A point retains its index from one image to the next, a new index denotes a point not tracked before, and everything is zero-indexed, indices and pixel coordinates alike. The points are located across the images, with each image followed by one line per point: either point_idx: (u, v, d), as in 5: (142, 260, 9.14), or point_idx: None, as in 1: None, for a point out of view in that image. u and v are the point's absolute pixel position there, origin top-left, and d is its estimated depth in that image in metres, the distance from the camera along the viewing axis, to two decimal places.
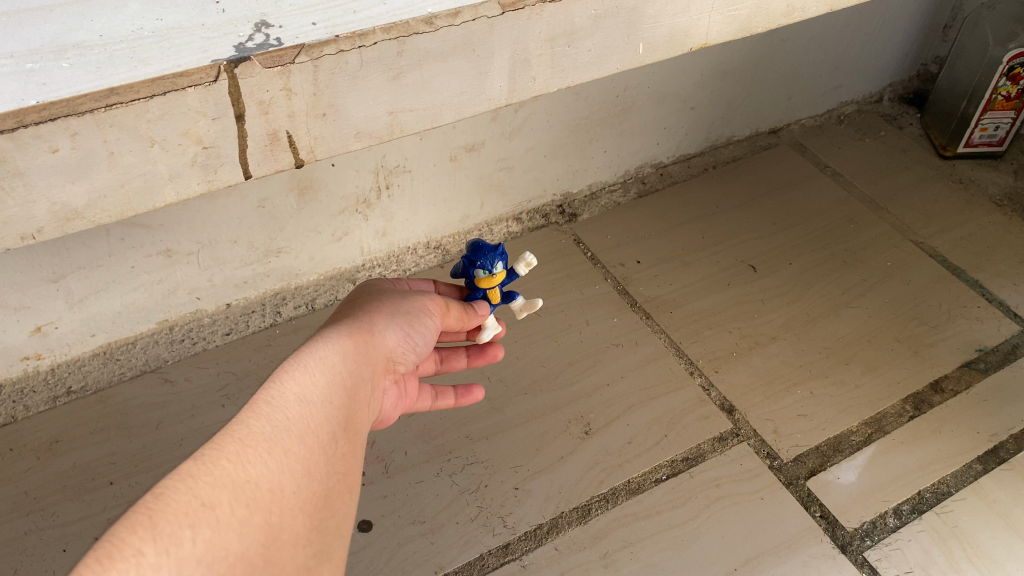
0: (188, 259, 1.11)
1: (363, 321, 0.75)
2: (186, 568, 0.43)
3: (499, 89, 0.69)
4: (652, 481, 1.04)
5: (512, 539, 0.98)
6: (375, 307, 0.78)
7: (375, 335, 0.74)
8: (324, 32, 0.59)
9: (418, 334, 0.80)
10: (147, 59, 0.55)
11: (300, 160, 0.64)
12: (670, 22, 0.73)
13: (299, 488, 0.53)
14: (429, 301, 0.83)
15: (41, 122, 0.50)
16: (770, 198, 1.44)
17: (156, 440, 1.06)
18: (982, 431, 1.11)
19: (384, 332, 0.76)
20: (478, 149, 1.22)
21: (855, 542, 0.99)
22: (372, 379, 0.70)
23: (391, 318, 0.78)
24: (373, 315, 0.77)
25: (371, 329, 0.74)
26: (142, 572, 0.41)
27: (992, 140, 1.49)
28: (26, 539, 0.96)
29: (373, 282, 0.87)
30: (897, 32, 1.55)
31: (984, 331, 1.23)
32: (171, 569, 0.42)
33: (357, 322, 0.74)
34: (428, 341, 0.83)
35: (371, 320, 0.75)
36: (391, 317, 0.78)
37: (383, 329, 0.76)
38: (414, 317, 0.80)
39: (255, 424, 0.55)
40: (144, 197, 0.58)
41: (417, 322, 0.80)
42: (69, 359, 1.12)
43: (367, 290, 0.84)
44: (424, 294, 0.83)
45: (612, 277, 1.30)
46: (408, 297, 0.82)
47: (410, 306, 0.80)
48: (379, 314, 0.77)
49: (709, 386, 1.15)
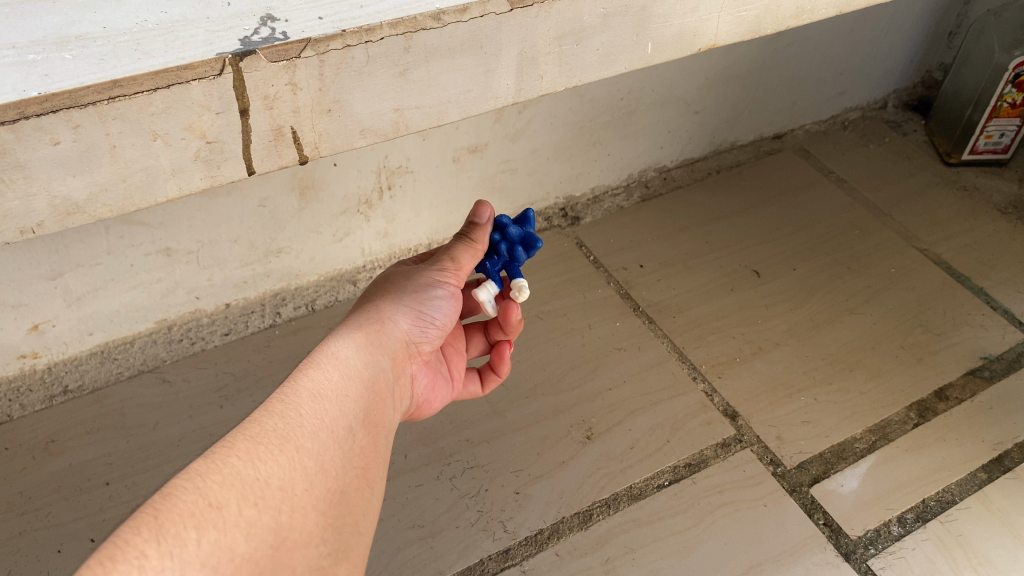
0: (188, 258, 1.09)
1: (372, 310, 0.74)
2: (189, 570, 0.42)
3: (507, 87, 0.69)
4: (654, 486, 1.03)
5: (513, 544, 0.97)
6: (385, 292, 0.77)
7: (386, 325, 0.73)
8: (330, 27, 0.58)
9: (436, 309, 0.77)
10: (150, 51, 0.54)
11: (304, 156, 0.63)
12: (679, 22, 0.73)
13: (312, 486, 0.53)
14: (442, 269, 0.78)
15: (41, 114, 0.49)
16: (772, 204, 1.44)
17: (153, 440, 1.05)
18: (986, 440, 1.10)
19: (393, 319, 0.74)
20: (480, 151, 1.21)
21: (858, 551, 0.98)
22: (389, 365, 0.70)
23: (402, 299, 0.75)
24: (381, 299, 0.76)
25: (380, 319, 0.73)
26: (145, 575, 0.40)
27: (996, 147, 1.48)
28: (21, 540, 0.95)
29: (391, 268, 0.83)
30: (901, 39, 1.55)
31: (988, 339, 1.22)
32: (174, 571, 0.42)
33: (366, 313, 0.73)
34: (451, 317, 0.80)
35: (379, 308, 0.74)
36: (402, 298, 0.75)
37: (395, 313, 0.74)
38: (426, 291, 0.77)
39: (268, 422, 0.55)
40: (145, 192, 0.57)
41: (430, 299, 0.77)
42: (66, 358, 1.11)
43: (383, 275, 0.81)
44: (433, 262, 0.79)
45: (614, 282, 1.29)
46: (419, 274, 0.78)
47: (420, 282, 0.77)
48: (388, 299, 0.75)
49: (712, 392, 1.14)
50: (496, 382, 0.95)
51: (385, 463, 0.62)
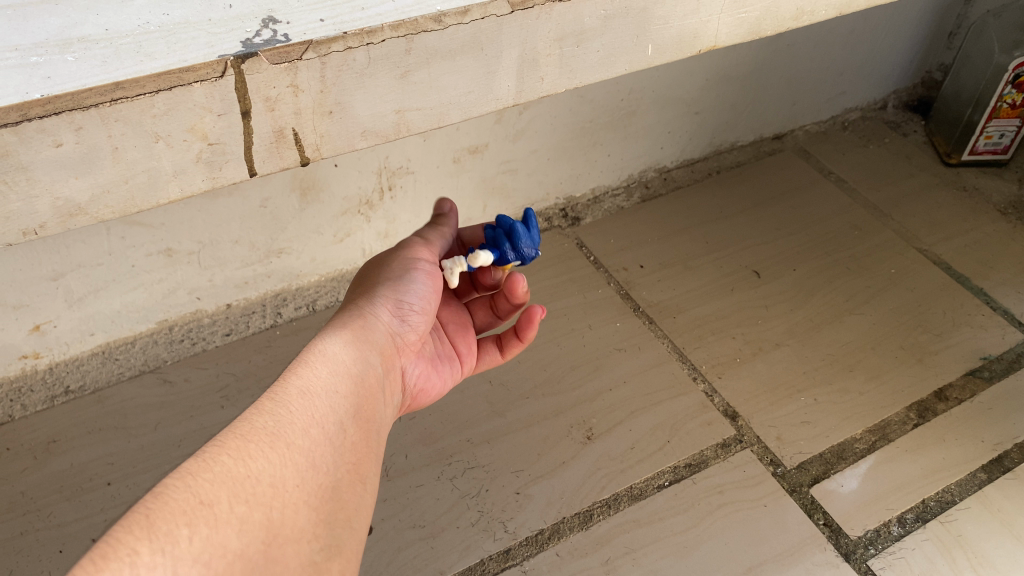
0: (188, 259, 1.10)
1: (358, 306, 0.74)
2: (181, 567, 0.43)
3: (507, 89, 0.69)
4: (654, 487, 1.03)
5: (513, 544, 0.97)
6: (369, 287, 0.77)
7: (372, 319, 0.73)
8: (332, 29, 0.58)
9: (414, 293, 0.77)
10: (152, 53, 0.54)
11: (305, 158, 0.63)
12: (680, 24, 0.73)
13: (303, 482, 0.53)
14: (409, 250, 0.81)
15: (44, 115, 0.50)
16: (773, 204, 1.44)
17: (154, 441, 1.05)
18: (986, 440, 1.10)
19: (379, 312, 0.74)
20: (481, 151, 1.21)
21: (858, 551, 0.98)
22: (373, 356, 0.69)
23: (378, 291, 0.76)
24: (366, 295, 0.76)
25: (366, 313, 0.73)
26: (136, 572, 0.41)
27: (996, 148, 1.48)
28: (23, 540, 0.95)
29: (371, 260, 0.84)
30: (901, 40, 1.55)
31: (988, 339, 1.22)
32: (166, 567, 0.42)
33: (346, 311, 0.74)
34: (433, 300, 0.79)
35: (364, 303, 0.74)
36: (384, 289, 0.76)
37: (381, 307, 0.75)
38: (400, 276, 0.77)
39: (258, 420, 0.55)
40: (147, 193, 0.58)
41: (405, 283, 0.77)
42: (67, 358, 1.11)
43: (363, 273, 0.82)
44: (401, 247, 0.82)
45: (614, 282, 1.29)
46: (396, 262, 0.79)
47: (392, 269, 0.78)
48: (366, 295, 0.76)
49: (712, 392, 1.15)
50: (519, 347, 0.92)
51: (378, 459, 0.62)
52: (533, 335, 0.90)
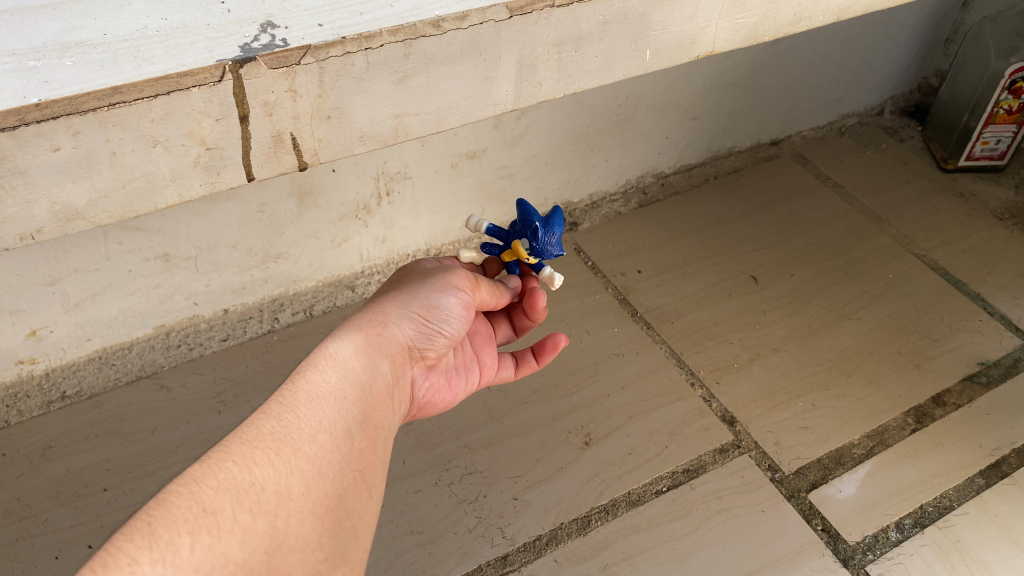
0: (186, 263, 1.09)
1: (376, 313, 0.74)
2: None
3: (505, 94, 0.69)
4: (653, 492, 1.03)
5: (511, 550, 0.97)
6: (393, 296, 0.77)
7: (388, 328, 0.73)
8: (330, 34, 0.58)
9: (443, 317, 0.77)
10: (150, 58, 0.54)
11: (304, 162, 0.63)
12: (677, 29, 0.73)
13: (308, 490, 0.53)
14: (455, 279, 0.79)
15: (41, 120, 0.50)
16: (771, 209, 1.44)
17: (150, 447, 1.05)
18: (984, 446, 1.10)
19: (398, 323, 0.74)
20: (478, 157, 1.21)
21: (856, 557, 0.98)
22: (389, 369, 0.69)
23: (410, 305, 0.76)
24: (388, 304, 0.76)
25: (384, 322, 0.73)
26: None
27: (992, 154, 1.49)
28: (18, 546, 0.95)
29: (405, 272, 0.85)
30: (898, 47, 1.56)
31: (986, 344, 1.22)
32: None
33: (370, 315, 0.74)
34: (461, 323, 0.79)
35: (384, 311, 0.74)
36: (407, 303, 0.76)
37: (399, 318, 0.74)
38: (432, 299, 0.77)
39: (265, 425, 0.55)
40: (145, 198, 0.57)
41: (439, 305, 0.77)
42: (63, 364, 1.11)
43: (392, 283, 0.83)
44: (452, 269, 0.81)
45: (612, 287, 1.29)
46: (431, 282, 0.78)
47: (430, 289, 0.77)
48: (396, 304, 0.75)
49: (710, 397, 1.15)
50: (534, 366, 0.97)
51: (383, 464, 0.62)
52: (548, 360, 0.94)
